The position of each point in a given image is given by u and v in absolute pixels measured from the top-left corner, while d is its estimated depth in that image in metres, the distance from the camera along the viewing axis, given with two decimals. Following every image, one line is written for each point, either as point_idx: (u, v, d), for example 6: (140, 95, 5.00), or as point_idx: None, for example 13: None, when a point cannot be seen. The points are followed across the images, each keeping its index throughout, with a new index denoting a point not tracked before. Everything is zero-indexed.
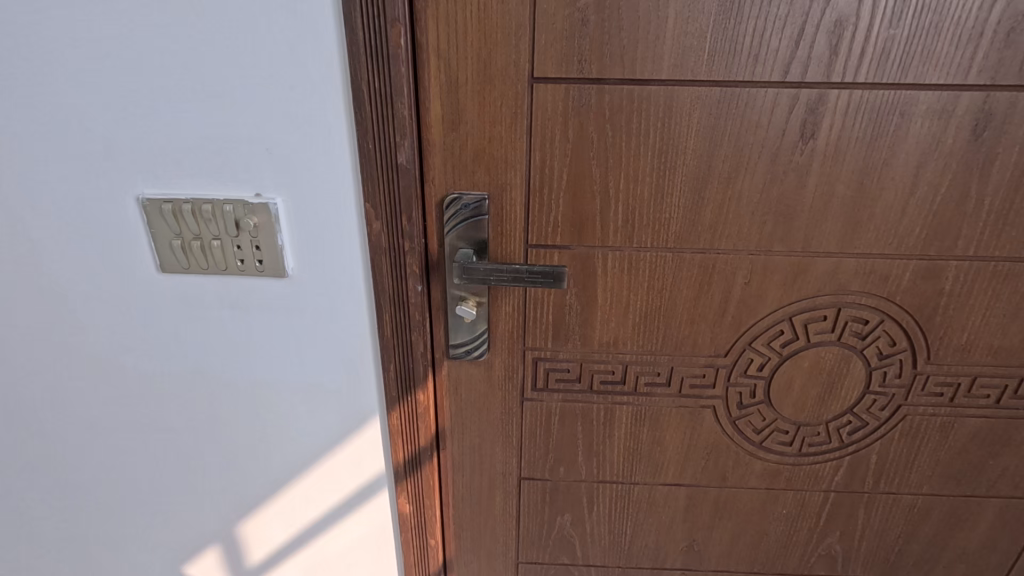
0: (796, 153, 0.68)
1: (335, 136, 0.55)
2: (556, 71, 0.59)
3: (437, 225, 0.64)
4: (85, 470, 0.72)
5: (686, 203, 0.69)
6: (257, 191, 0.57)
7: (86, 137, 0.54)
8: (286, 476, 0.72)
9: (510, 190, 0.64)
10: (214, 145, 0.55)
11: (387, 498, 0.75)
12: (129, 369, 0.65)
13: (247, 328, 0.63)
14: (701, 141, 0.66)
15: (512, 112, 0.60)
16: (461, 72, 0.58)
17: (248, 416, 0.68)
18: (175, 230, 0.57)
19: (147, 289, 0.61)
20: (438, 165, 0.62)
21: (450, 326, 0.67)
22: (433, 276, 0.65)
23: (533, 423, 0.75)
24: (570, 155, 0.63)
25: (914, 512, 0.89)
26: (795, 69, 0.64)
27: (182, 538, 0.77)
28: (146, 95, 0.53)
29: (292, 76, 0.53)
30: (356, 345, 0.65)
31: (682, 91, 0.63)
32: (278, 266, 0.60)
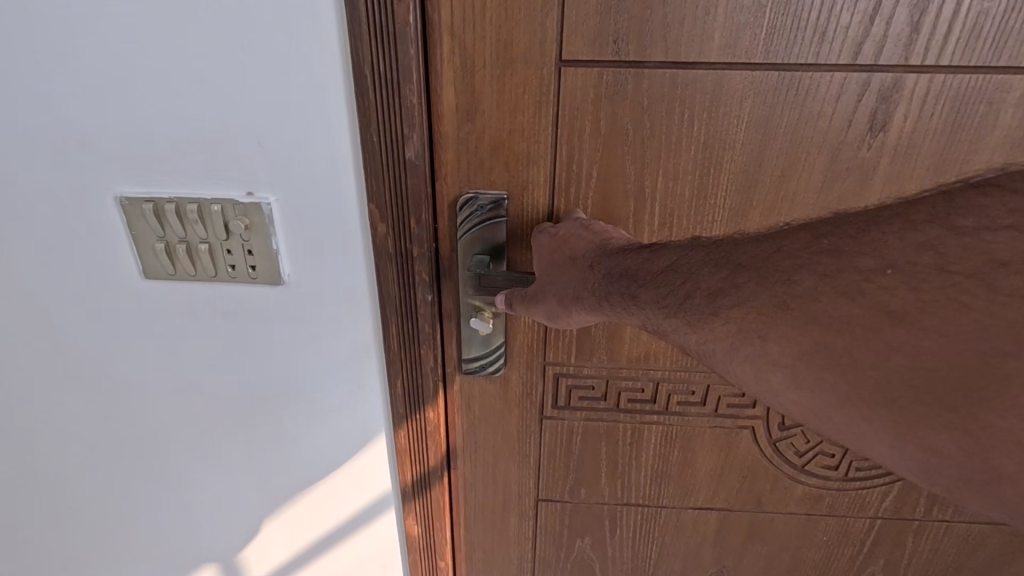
0: (862, 148, 0.59)
1: (333, 130, 0.49)
2: (587, 52, 0.51)
3: (450, 228, 0.57)
4: (78, 479, 0.69)
5: (731, 204, 0.61)
6: (247, 190, 0.51)
7: (60, 132, 0.49)
8: (288, 491, 0.69)
9: (531, 190, 0.57)
10: (201, 140, 0.50)
11: (394, 517, 0.70)
12: (118, 378, 0.61)
13: (242, 335, 0.59)
14: (752, 133, 0.58)
15: (535, 101, 0.53)
16: (477, 55, 0.51)
17: (245, 427, 0.65)
18: (158, 232, 0.53)
19: (134, 295, 0.57)
20: (450, 160, 0.55)
21: (463, 339, 0.61)
22: (446, 285, 0.58)
23: (552, 443, 0.69)
24: (601, 150, 0.55)
25: (970, 542, 0.80)
26: (868, 50, 0.55)
27: (182, 550, 0.74)
28: (122, 84, 0.47)
29: (284, 58, 0.46)
30: (359, 357, 0.60)
31: (733, 76, 0.55)
32: (273, 272, 0.55)
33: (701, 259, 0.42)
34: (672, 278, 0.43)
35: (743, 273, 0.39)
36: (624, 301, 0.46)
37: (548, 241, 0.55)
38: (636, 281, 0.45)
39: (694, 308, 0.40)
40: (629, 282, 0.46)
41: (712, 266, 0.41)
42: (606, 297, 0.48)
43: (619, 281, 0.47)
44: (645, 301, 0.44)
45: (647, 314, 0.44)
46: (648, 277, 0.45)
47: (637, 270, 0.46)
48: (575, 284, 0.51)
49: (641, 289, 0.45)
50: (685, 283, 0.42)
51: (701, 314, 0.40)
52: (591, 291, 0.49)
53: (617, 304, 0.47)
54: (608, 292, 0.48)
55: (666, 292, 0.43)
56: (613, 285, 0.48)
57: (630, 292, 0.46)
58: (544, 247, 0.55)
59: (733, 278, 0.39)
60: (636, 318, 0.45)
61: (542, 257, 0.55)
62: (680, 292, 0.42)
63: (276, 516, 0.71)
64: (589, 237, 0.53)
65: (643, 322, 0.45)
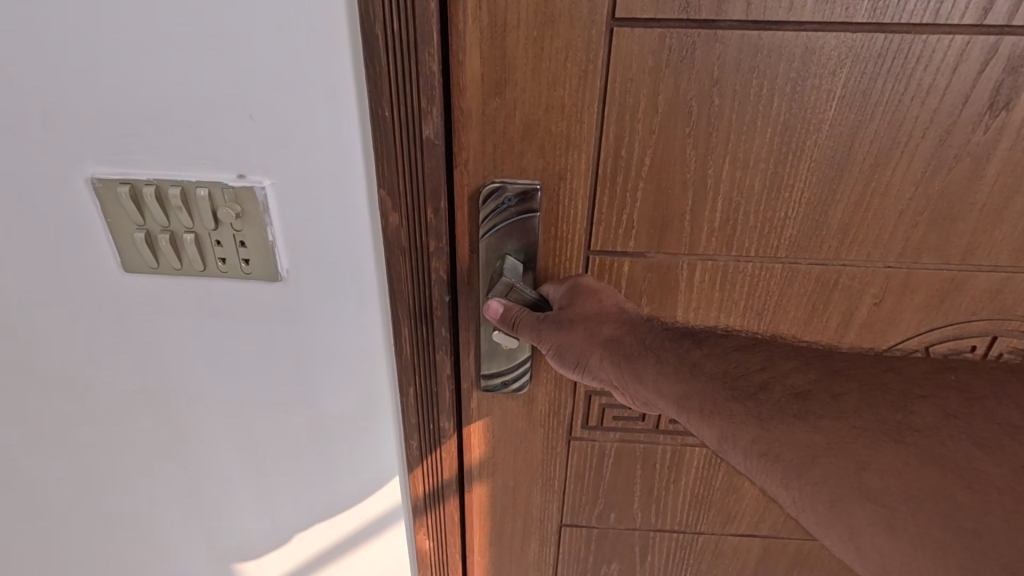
0: (977, 132, 0.49)
1: (338, 102, 0.41)
2: (646, 6, 0.40)
3: (471, 223, 0.47)
4: (76, 475, 0.66)
5: (810, 197, 0.51)
6: (240, 172, 0.44)
7: (31, 104, 0.43)
8: (296, 495, 0.64)
9: (570, 179, 0.46)
10: (185, 112, 0.42)
11: (404, 528, 0.65)
12: (105, 374, 0.57)
13: (236, 333, 0.53)
14: (845, 112, 0.47)
15: (579, 70, 0.42)
16: (510, 10, 0.41)
17: (244, 428, 0.60)
18: (137, 219, 0.47)
19: (114, 288, 0.52)
20: (472, 141, 0.45)
21: (483, 353, 0.52)
22: (463, 290, 0.50)
23: (581, 466, 0.61)
24: (658, 132, 0.45)
25: None
26: (1001, 7, 0.44)
27: (189, 548, 0.71)
28: (97, 48, 0.41)
29: (278, 11, 0.38)
30: (365, 364, 0.53)
31: (829, 39, 0.44)
32: (268, 268, 0.48)
33: (787, 354, 0.40)
34: (748, 363, 0.40)
35: (840, 382, 0.36)
36: (676, 365, 0.42)
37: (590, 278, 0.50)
38: (699, 352, 0.43)
39: (774, 402, 0.37)
40: (693, 348, 0.43)
41: (803, 364, 0.38)
42: (654, 351, 0.44)
43: (674, 346, 0.44)
44: (709, 376, 0.41)
45: (702, 387, 0.40)
46: (717, 351, 0.42)
47: (703, 341, 0.44)
48: (620, 335, 0.46)
49: (704, 360, 0.42)
50: (762, 370, 0.39)
51: (777, 412, 0.36)
52: (635, 346, 0.45)
53: (664, 364, 0.43)
54: (661, 348, 0.44)
55: (737, 376, 0.39)
56: (670, 348, 0.44)
57: (689, 360, 0.43)
58: (592, 283, 0.49)
59: (830, 385, 0.36)
60: (677, 389, 0.42)
61: (582, 291, 0.48)
62: (756, 379, 0.38)
63: (280, 520, 0.67)
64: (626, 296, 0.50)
65: (683, 398, 0.41)
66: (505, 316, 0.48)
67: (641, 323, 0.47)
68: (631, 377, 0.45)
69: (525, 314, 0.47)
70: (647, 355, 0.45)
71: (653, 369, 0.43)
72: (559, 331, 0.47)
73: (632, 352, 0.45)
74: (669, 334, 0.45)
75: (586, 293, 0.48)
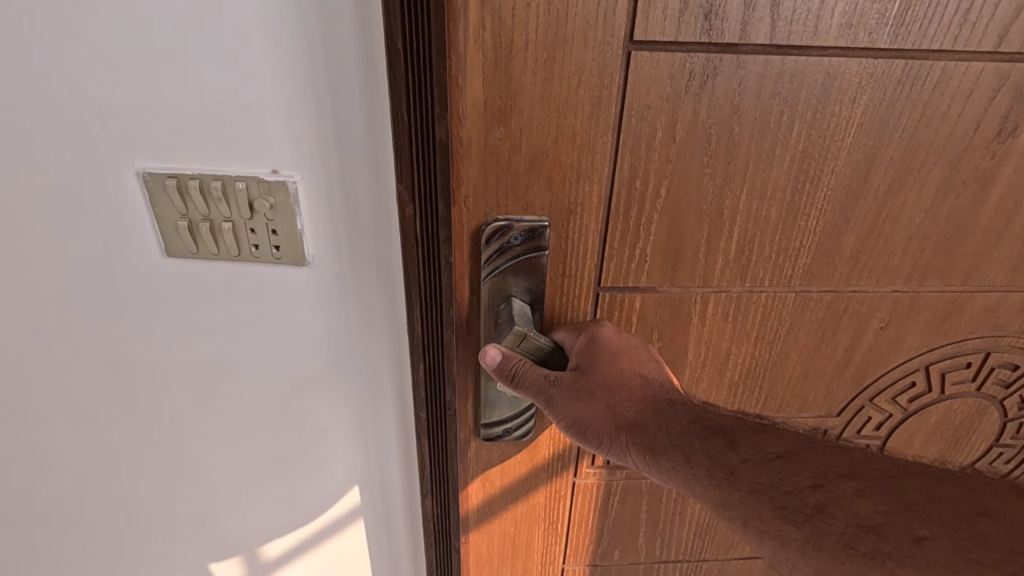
0: (986, 156, 0.50)
1: (370, 105, 0.46)
2: (667, 29, 0.37)
3: (471, 265, 0.43)
4: (87, 467, 0.67)
5: (825, 225, 0.49)
6: (273, 167, 0.48)
7: (79, 108, 0.46)
8: (312, 475, 0.68)
9: (580, 214, 0.42)
10: (220, 114, 0.46)
11: (414, 492, 0.70)
12: (132, 361, 0.59)
13: (260, 317, 0.56)
14: (863, 137, 0.46)
15: (593, 96, 0.38)
16: (517, 31, 0.36)
17: (262, 411, 0.63)
18: (180, 210, 0.50)
19: (149, 277, 0.54)
20: (472, 178, 0.40)
21: (485, 402, 0.49)
22: (461, 333, 0.46)
23: (586, 505, 0.58)
24: (674, 161, 0.42)
25: None
26: (1015, 33, 0.44)
27: (195, 538, 0.73)
28: (143, 61, 0.44)
29: (317, 22, 0.43)
30: (385, 343, 0.58)
31: (850, 65, 0.42)
32: (298, 255, 0.52)
33: (845, 469, 0.36)
34: (799, 477, 0.37)
35: (923, 522, 0.33)
36: (711, 471, 0.39)
37: (612, 332, 0.45)
38: (738, 455, 0.39)
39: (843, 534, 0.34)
40: (728, 450, 0.39)
41: (866, 488, 0.35)
42: (682, 447, 0.41)
43: (709, 445, 0.40)
44: (752, 486, 0.38)
45: (743, 499, 0.38)
46: (758, 456, 0.38)
47: (740, 441, 0.39)
48: (643, 420, 0.43)
49: (744, 467, 0.38)
50: (815, 489, 0.36)
51: (844, 547, 0.34)
52: (658, 435, 0.42)
53: (695, 468, 0.40)
54: (690, 447, 0.40)
55: (785, 489, 0.37)
56: (700, 443, 0.40)
57: (725, 464, 0.39)
58: (613, 342, 0.44)
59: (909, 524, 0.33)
60: (717, 498, 0.39)
61: (601, 350, 0.44)
62: (810, 501, 0.36)
63: (296, 500, 0.70)
64: (648, 355, 0.45)
65: (723, 506, 0.38)
66: (503, 366, 0.43)
67: (664, 403, 0.43)
68: (643, 461, 0.43)
69: (530, 371, 0.43)
70: (674, 450, 0.41)
71: (682, 471, 0.40)
72: (567, 400, 0.43)
73: (655, 442, 0.42)
74: (698, 427, 0.41)
75: (606, 362, 0.43)
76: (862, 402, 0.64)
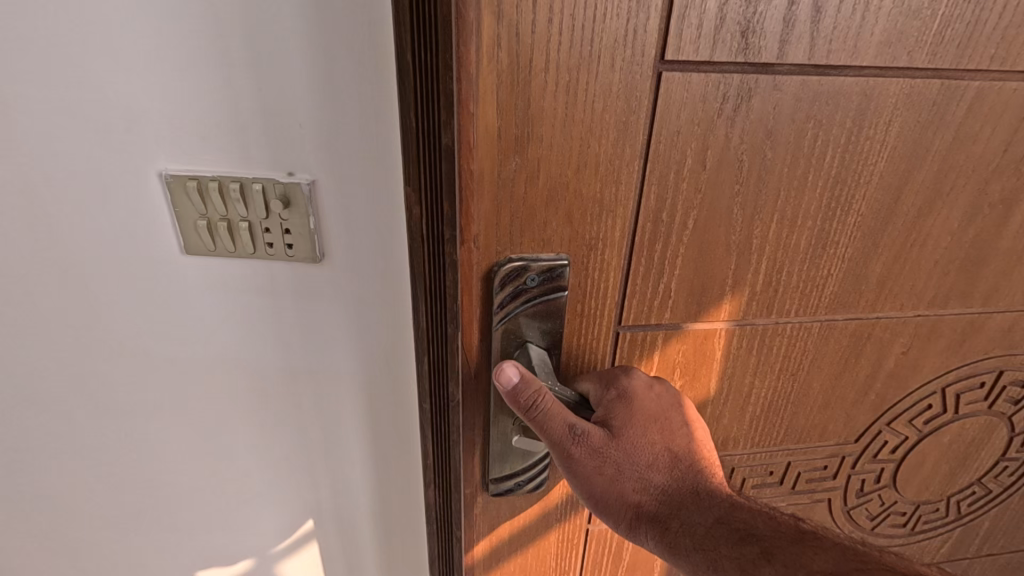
0: (1013, 178, 0.48)
1: (382, 105, 0.47)
2: (700, 49, 0.34)
3: (482, 310, 0.39)
4: (99, 462, 0.68)
5: (853, 252, 0.46)
6: (289, 169, 0.50)
7: (104, 111, 0.48)
8: (319, 476, 0.68)
9: (601, 250, 0.39)
10: (238, 117, 0.48)
11: (420, 499, 0.71)
12: (148, 357, 0.61)
13: (275, 316, 0.58)
14: (894, 161, 0.43)
15: (618, 122, 0.35)
16: (537, 50, 0.32)
17: (273, 408, 0.64)
18: (200, 210, 0.52)
19: (167, 274, 0.56)
20: (484, 214, 0.36)
21: (495, 455, 0.44)
22: (470, 382, 0.41)
23: (600, 552, 0.55)
24: (703, 191, 0.38)
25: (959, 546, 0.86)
26: None
27: (202, 533, 0.74)
28: (170, 65, 0.46)
29: (339, 25, 0.44)
30: (396, 345, 0.58)
31: (887, 85, 0.39)
32: (312, 254, 0.53)
33: None
34: None
35: None
36: None
37: (644, 394, 0.40)
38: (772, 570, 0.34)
39: None
40: (761, 563, 0.35)
41: None
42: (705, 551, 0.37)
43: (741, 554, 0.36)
44: None
45: None
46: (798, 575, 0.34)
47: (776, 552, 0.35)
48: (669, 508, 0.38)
49: None
50: None
51: None
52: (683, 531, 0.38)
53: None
54: (719, 552, 0.36)
55: None
56: (729, 548, 0.36)
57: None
58: (644, 410, 0.39)
59: None
60: None
61: (633, 410, 0.39)
62: None
63: (303, 499, 0.70)
64: (683, 426, 0.40)
65: None
66: (520, 393, 0.37)
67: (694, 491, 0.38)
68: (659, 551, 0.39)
69: (552, 412, 0.37)
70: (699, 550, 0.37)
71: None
72: (587, 461, 0.38)
73: (679, 538, 0.38)
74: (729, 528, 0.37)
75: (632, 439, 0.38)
76: (879, 427, 0.62)
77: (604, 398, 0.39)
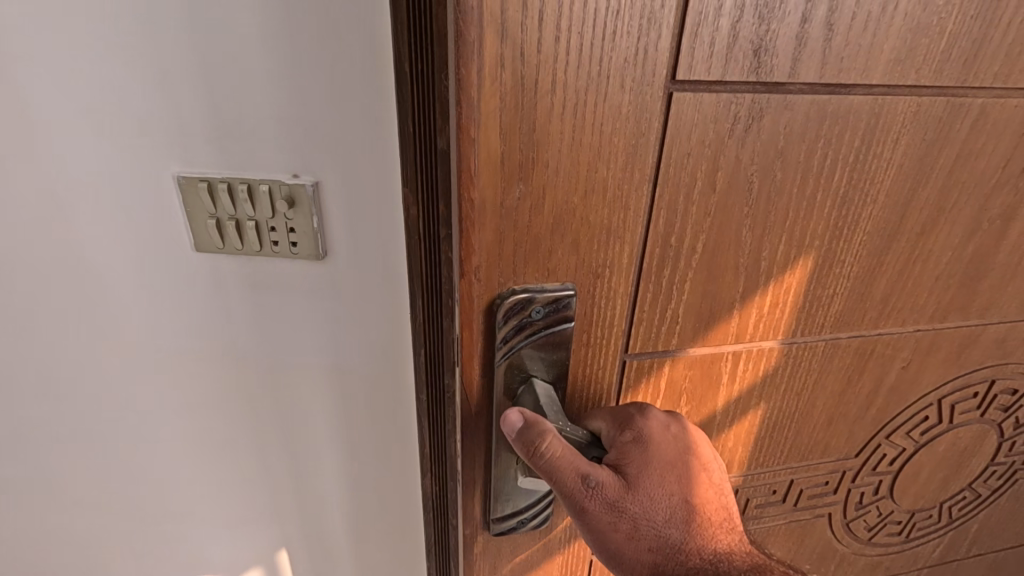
0: (1012, 191, 0.47)
1: (376, 116, 0.57)
2: (712, 68, 0.32)
3: (484, 345, 0.36)
4: (121, 422, 0.80)
5: (859, 270, 0.45)
6: (292, 173, 0.61)
7: (139, 124, 0.59)
8: (315, 441, 0.80)
9: (608, 277, 0.37)
10: (251, 125, 0.58)
11: (406, 465, 0.82)
12: (166, 332, 0.72)
13: (277, 299, 0.69)
14: (901, 178, 0.42)
15: (627, 145, 0.33)
16: (542, 71, 0.29)
17: (274, 378, 0.75)
18: (210, 209, 0.62)
19: (185, 262, 0.67)
20: (486, 245, 0.33)
21: (498, 493, 0.42)
22: (471, 417, 0.39)
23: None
24: (713, 214, 0.37)
25: (952, 550, 0.87)
26: None
27: (209, 492, 0.86)
28: (196, 84, 0.57)
29: (337, 55, 0.55)
30: (384, 327, 0.70)
31: (896, 102, 0.38)
32: (312, 248, 0.65)
33: None
34: None
35: None
36: None
37: (661, 435, 0.37)
38: None
39: None
40: None
41: None
42: None
43: None
44: None
45: None
46: None
47: None
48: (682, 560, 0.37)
49: None
50: None
51: None
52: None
53: None
54: None
55: None
56: None
57: None
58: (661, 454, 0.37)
59: None
60: None
61: (648, 458, 0.36)
62: None
63: (300, 462, 0.82)
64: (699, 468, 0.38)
65: None
66: (526, 439, 0.35)
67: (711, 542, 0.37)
68: None
69: (560, 463, 0.35)
70: None
71: None
72: (600, 512, 0.36)
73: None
74: None
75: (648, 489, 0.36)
76: (878, 441, 0.61)
77: (617, 442, 0.37)
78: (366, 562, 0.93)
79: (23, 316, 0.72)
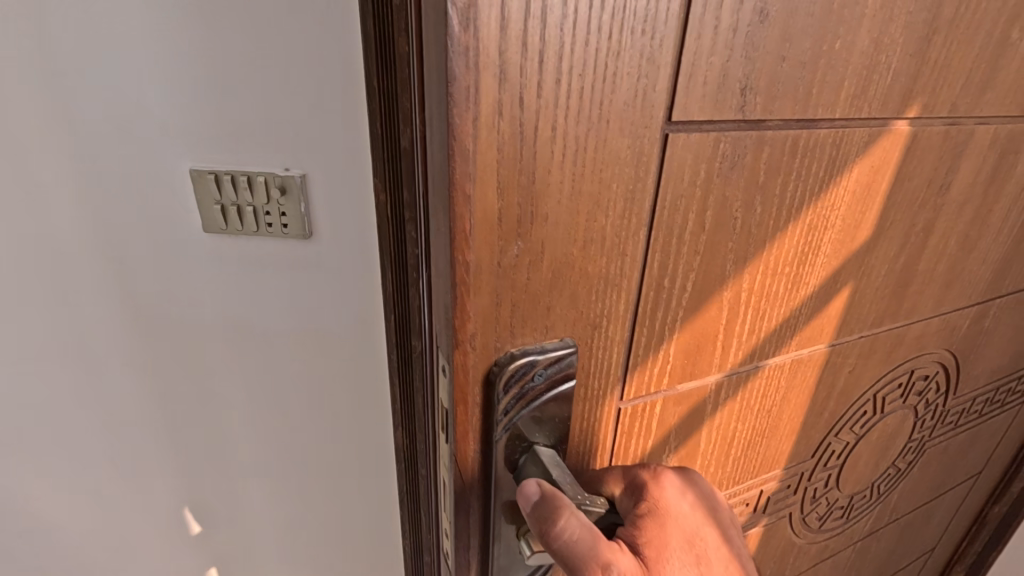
0: (930, 207, 0.52)
1: (350, 117, 0.75)
2: (704, 107, 0.31)
3: (482, 417, 0.33)
4: (137, 370, 0.97)
5: (818, 290, 0.47)
6: (285, 166, 0.79)
7: (161, 128, 0.77)
8: (302, 388, 0.98)
9: (605, 327, 0.35)
10: (252, 124, 0.76)
11: (376, 414, 1.00)
12: (179, 293, 0.90)
13: (268, 266, 0.87)
14: (852, 203, 0.44)
15: (625, 191, 0.31)
16: (544, 120, 0.27)
17: (267, 333, 0.93)
18: (218, 196, 0.81)
19: (194, 237, 0.85)
20: (483, 310, 0.30)
21: (497, 568, 0.38)
22: (467, 491, 0.35)
23: None
24: (702, 252, 0.36)
25: (879, 521, 0.95)
26: (963, 98, 0.45)
27: (211, 433, 1.04)
28: (206, 94, 0.74)
29: (319, 70, 0.72)
30: (360, 291, 0.88)
31: (852, 133, 0.40)
32: (299, 226, 0.83)
33: None
34: None
35: None
36: None
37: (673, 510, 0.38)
38: None
39: None
40: None
41: None
42: None
43: None
44: None
45: None
46: None
47: None
48: None
49: None
50: None
51: None
52: None
53: None
54: None
55: None
56: None
57: None
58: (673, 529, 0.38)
59: None
60: None
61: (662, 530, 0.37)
62: None
63: (286, 407, 1.00)
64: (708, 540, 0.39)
65: None
66: (541, 515, 0.32)
67: None
68: None
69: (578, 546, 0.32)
70: None
71: None
72: None
73: None
74: None
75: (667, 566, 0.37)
76: (829, 440, 0.65)
77: (633, 513, 0.38)
78: (344, 503, 1.10)
79: (59, 278, 0.89)
